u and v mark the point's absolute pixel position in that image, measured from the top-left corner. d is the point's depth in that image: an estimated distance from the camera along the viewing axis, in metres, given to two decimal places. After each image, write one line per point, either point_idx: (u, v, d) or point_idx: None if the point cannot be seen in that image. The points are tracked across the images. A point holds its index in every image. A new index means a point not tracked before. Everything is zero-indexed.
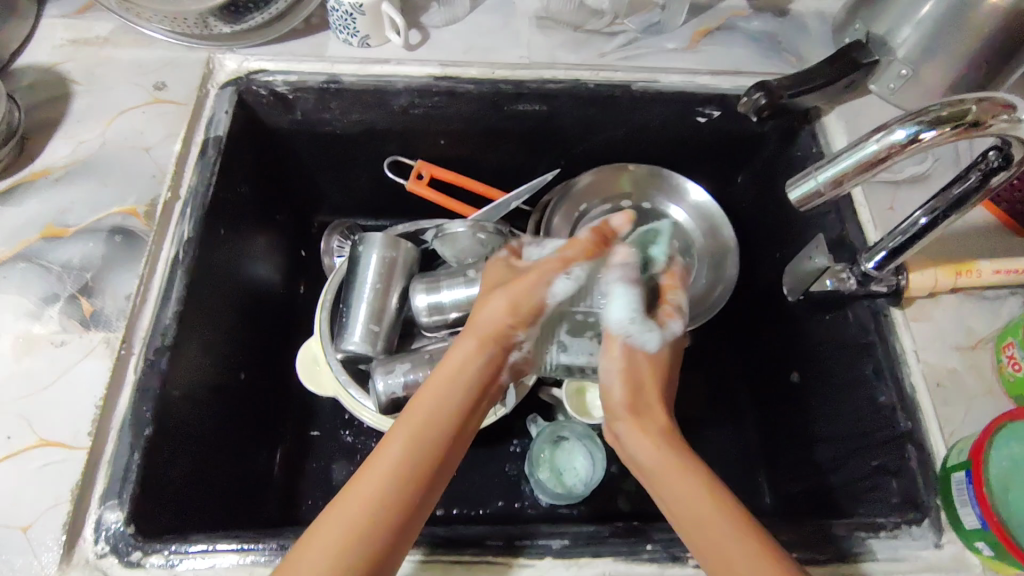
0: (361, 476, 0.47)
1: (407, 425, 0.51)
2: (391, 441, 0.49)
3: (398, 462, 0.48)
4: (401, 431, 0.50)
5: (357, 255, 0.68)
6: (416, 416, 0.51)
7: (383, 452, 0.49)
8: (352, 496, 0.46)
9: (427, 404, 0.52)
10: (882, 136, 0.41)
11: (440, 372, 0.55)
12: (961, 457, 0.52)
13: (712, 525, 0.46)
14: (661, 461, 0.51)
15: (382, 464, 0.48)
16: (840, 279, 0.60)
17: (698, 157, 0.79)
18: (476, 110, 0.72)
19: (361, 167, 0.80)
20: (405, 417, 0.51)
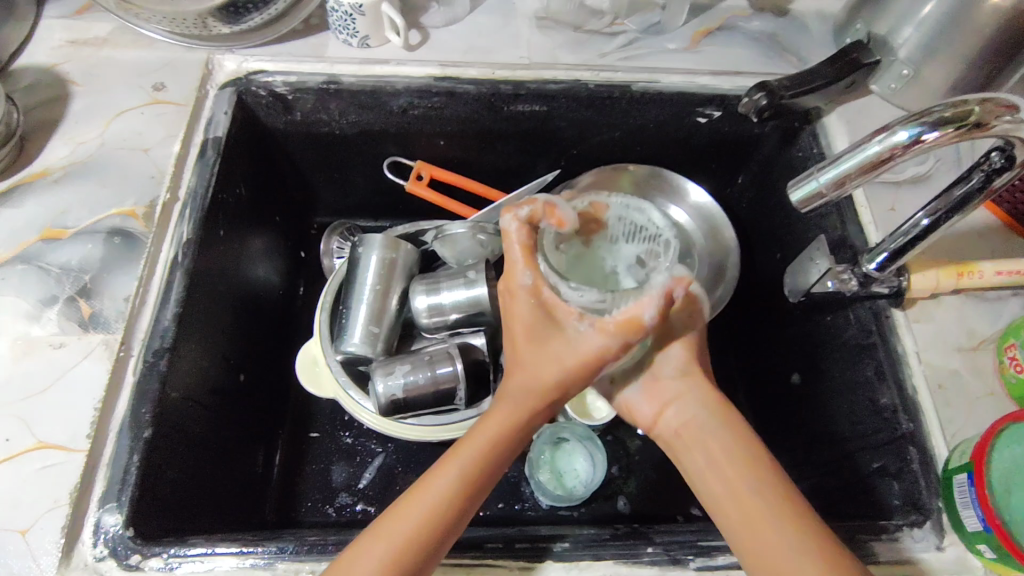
0: (412, 501, 0.44)
1: (457, 467, 0.45)
2: (447, 467, 0.45)
3: (451, 496, 0.44)
4: (449, 473, 0.45)
5: (357, 256, 0.68)
6: (474, 440, 0.46)
7: (435, 478, 0.45)
8: (399, 519, 0.43)
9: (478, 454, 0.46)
10: (885, 137, 0.41)
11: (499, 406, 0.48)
12: (964, 459, 0.51)
13: (780, 524, 0.43)
14: (728, 443, 0.48)
15: (434, 493, 0.44)
16: (842, 280, 0.60)
17: (699, 157, 0.79)
18: (475, 110, 0.72)
19: (361, 168, 0.80)
20: (461, 447, 0.46)
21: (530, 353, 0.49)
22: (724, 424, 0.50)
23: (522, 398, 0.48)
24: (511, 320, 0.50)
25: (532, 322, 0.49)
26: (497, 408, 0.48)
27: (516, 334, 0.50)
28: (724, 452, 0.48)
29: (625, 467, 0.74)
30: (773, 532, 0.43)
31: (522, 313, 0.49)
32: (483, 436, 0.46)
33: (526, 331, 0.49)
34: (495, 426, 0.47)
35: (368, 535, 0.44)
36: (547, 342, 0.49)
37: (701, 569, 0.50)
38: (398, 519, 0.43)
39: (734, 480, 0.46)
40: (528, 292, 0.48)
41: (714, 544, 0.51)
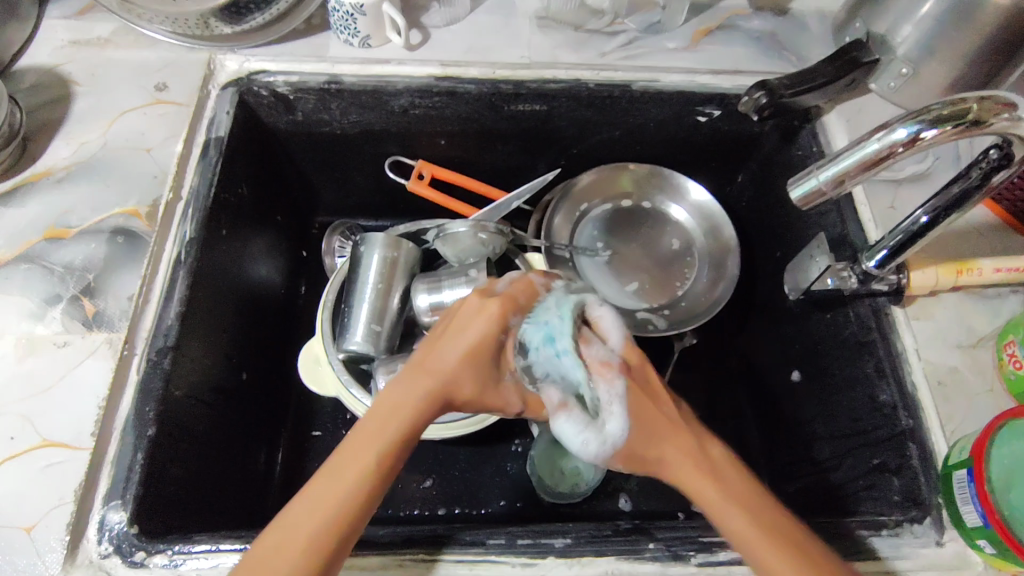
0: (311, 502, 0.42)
1: (360, 467, 0.43)
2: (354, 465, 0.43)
3: (350, 511, 0.42)
4: (353, 471, 0.43)
5: (359, 255, 0.68)
6: (368, 450, 0.44)
7: (326, 492, 0.42)
8: (287, 541, 0.41)
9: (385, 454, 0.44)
10: (884, 135, 0.41)
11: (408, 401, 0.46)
12: (963, 454, 0.52)
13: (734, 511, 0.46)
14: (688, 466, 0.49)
15: (324, 508, 0.41)
16: (842, 277, 0.60)
17: (699, 156, 0.79)
18: (476, 110, 0.72)
19: (362, 168, 0.80)
20: (366, 440, 0.44)
21: (444, 369, 0.48)
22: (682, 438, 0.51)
23: (428, 407, 0.46)
24: (450, 333, 0.50)
25: (482, 341, 0.49)
26: (392, 413, 0.45)
27: (448, 346, 0.49)
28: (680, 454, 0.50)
29: (626, 464, 0.74)
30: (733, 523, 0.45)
31: (474, 330, 0.50)
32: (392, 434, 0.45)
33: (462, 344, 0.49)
34: (396, 434, 0.44)
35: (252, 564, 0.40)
36: (477, 371, 0.49)
37: (702, 564, 0.50)
38: (281, 542, 0.41)
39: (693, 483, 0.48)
40: (498, 318, 0.51)
41: (715, 540, 0.51)
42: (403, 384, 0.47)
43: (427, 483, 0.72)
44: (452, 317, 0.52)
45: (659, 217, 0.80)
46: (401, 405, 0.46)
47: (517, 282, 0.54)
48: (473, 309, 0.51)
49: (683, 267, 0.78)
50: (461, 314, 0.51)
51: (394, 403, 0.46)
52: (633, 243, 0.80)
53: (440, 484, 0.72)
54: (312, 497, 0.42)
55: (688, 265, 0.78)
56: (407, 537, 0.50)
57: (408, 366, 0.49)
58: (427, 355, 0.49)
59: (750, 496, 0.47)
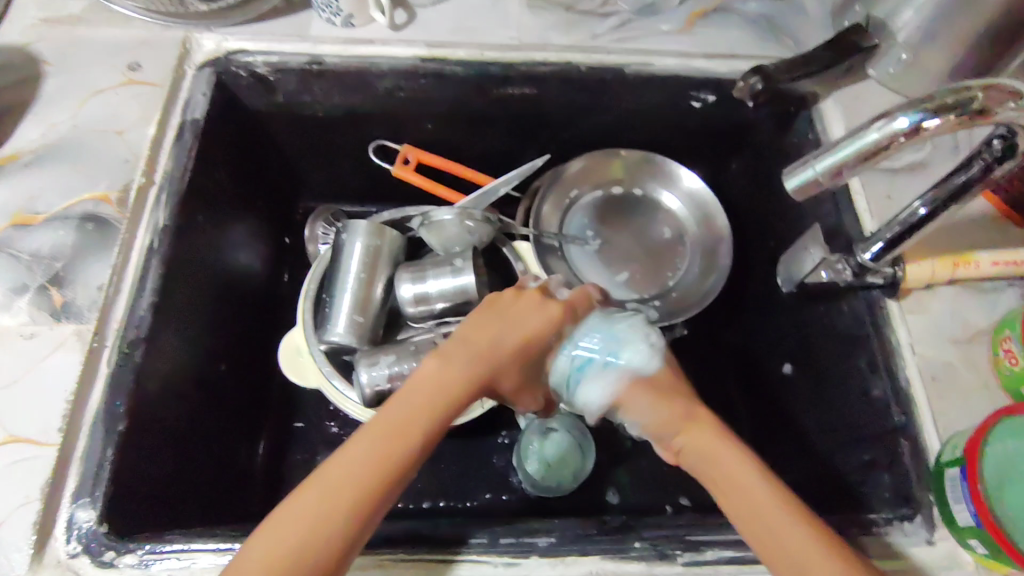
0: (359, 451, 0.41)
1: (421, 419, 0.43)
2: (411, 420, 0.43)
3: (401, 470, 0.42)
4: (416, 421, 0.43)
5: (341, 243, 0.66)
6: (424, 417, 0.44)
7: (379, 450, 0.42)
8: (337, 493, 0.40)
9: (438, 410, 0.44)
10: (885, 124, 0.39)
11: (459, 366, 0.46)
12: (956, 453, 0.51)
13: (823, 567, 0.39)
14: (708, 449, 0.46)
15: (378, 465, 0.41)
16: (836, 270, 0.59)
17: (693, 143, 0.77)
18: (463, 93, 0.70)
19: (346, 153, 0.78)
20: (416, 397, 0.44)
21: (493, 357, 0.48)
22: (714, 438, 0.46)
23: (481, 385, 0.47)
24: (507, 323, 0.50)
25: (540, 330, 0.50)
26: (441, 384, 0.45)
27: (504, 327, 0.49)
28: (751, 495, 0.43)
29: (615, 456, 0.74)
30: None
31: (533, 320, 0.50)
32: (444, 398, 0.45)
33: (522, 332, 0.49)
34: (446, 401, 0.45)
35: (296, 515, 0.39)
36: (522, 361, 0.50)
37: (688, 563, 0.49)
38: (318, 508, 0.39)
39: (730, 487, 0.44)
40: (558, 318, 0.51)
41: (702, 539, 0.50)
42: (449, 367, 0.46)
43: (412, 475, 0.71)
44: (506, 303, 0.51)
45: (650, 204, 0.78)
46: (449, 379, 0.46)
47: (574, 290, 0.55)
48: (533, 299, 0.51)
49: (675, 257, 0.77)
50: (516, 304, 0.51)
51: (444, 370, 0.46)
52: (624, 231, 0.78)
53: (426, 477, 0.71)
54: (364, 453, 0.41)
55: (680, 255, 0.77)
56: (387, 537, 0.49)
57: (450, 342, 0.48)
58: (479, 339, 0.48)
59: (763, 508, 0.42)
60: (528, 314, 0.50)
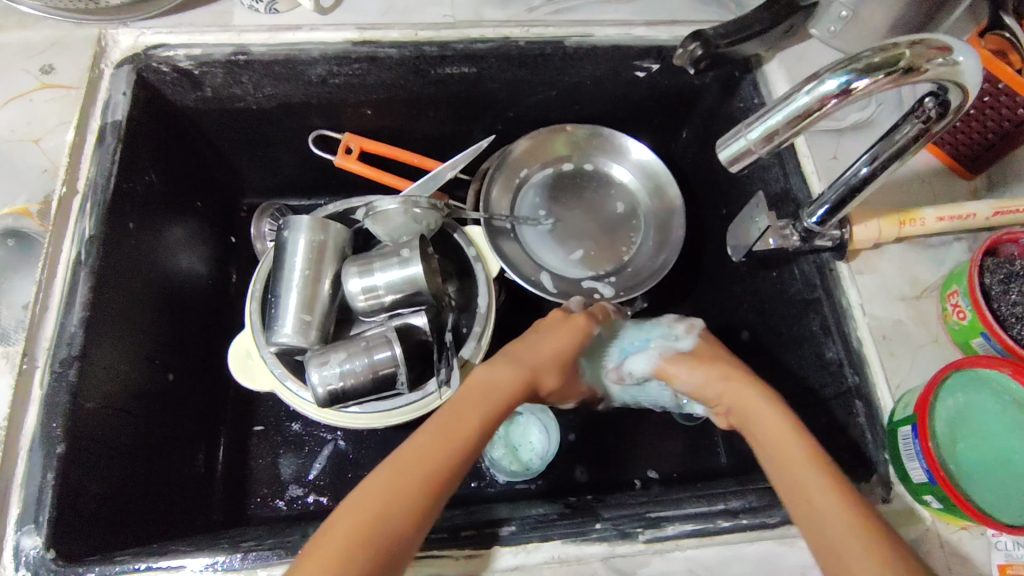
0: (420, 440, 0.46)
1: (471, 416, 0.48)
2: (463, 417, 0.48)
3: (452, 455, 0.45)
4: (465, 416, 0.48)
5: (283, 240, 0.64)
6: (473, 417, 0.48)
7: (433, 440, 0.46)
8: (401, 476, 0.43)
9: (488, 407, 0.50)
10: (814, 86, 0.38)
11: (503, 372, 0.53)
12: (908, 411, 0.51)
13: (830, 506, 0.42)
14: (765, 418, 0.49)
15: (436, 447, 0.45)
16: (784, 236, 0.57)
17: (640, 113, 0.76)
18: (398, 76, 0.68)
19: (285, 145, 0.76)
20: (461, 399, 0.50)
21: (530, 367, 0.55)
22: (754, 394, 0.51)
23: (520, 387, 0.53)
24: (539, 342, 0.57)
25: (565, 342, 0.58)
26: (484, 387, 0.51)
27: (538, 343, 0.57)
28: (781, 448, 0.46)
29: (582, 433, 0.74)
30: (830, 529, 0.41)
31: (559, 336, 0.58)
32: (495, 399, 0.50)
33: (553, 345, 0.57)
34: (491, 402, 0.50)
35: (364, 495, 0.42)
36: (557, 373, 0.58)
37: (650, 540, 0.48)
38: (386, 488, 0.43)
39: (775, 448, 0.47)
40: (580, 329, 0.60)
41: (663, 515, 0.50)
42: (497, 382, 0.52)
43: None
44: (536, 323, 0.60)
45: (603, 178, 0.77)
46: (491, 383, 0.51)
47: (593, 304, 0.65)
48: (559, 318, 0.61)
49: (629, 231, 0.76)
50: (535, 328, 0.59)
51: (490, 378, 0.52)
52: (577, 208, 0.77)
53: None
54: (421, 441, 0.45)
55: (634, 229, 0.76)
56: None
57: (498, 358, 0.55)
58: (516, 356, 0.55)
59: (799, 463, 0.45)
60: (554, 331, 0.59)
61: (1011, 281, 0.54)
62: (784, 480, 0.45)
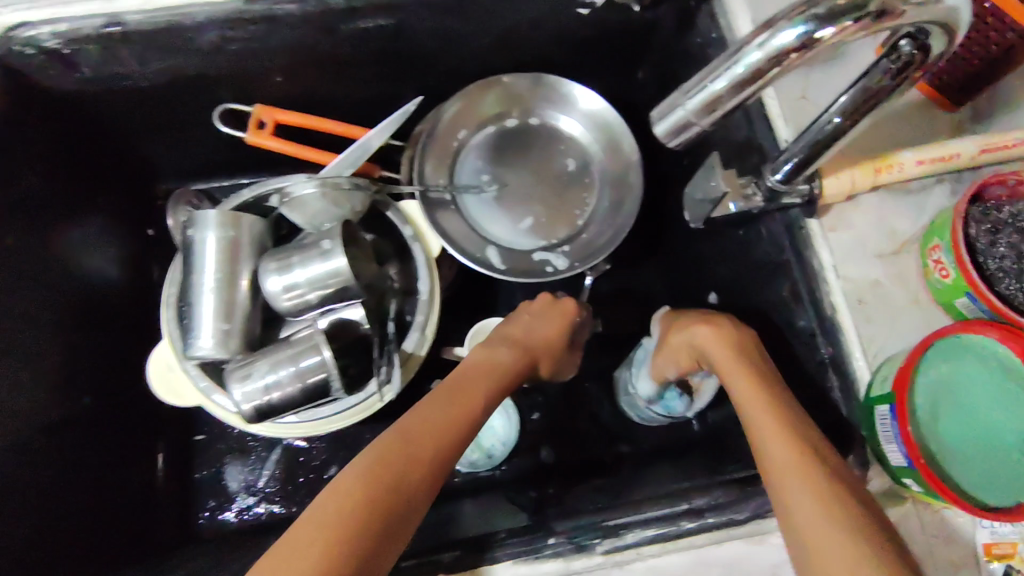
0: (425, 409, 0.48)
1: (472, 390, 0.52)
2: (464, 393, 0.51)
3: (456, 424, 0.48)
4: (467, 390, 0.51)
5: (189, 240, 0.56)
6: (473, 393, 0.51)
7: (437, 411, 0.48)
8: (406, 438, 0.45)
9: (485, 379, 0.53)
10: (766, 39, 0.31)
11: (496, 351, 0.57)
12: (886, 387, 0.47)
13: (774, 425, 0.45)
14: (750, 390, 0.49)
15: (441, 416, 0.48)
16: (747, 198, 0.51)
17: (589, 55, 0.67)
18: (304, 36, 0.59)
19: (191, 124, 0.67)
20: (462, 376, 0.53)
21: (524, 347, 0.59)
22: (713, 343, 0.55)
23: (515, 361, 0.57)
24: (532, 326, 0.62)
25: (547, 325, 0.62)
26: (484, 366, 0.55)
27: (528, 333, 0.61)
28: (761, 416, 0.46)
29: (547, 412, 0.69)
30: (775, 442, 0.44)
31: (546, 324, 0.62)
32: (490, 373, 0.54)
33: (540, 334, 0.61)
34: (491, 378, 0.54)
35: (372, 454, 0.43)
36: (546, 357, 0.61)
37: (608, 551, 0.45)
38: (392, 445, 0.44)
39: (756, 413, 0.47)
40: (565, 313, 0.64)
41: (621, 522, 0.46)
42: (500, 359, 0.56)
43: (331, 471, 0.67)
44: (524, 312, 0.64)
45: (548, 133, 0.70)
46: (490, 362, 0.56)
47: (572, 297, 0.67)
48: (542, 305, 0.64)
49: (582, 190, 0.69)
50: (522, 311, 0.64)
51: (486, 356, 0.56)
52: (523, 168, 0.69)
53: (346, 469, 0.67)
54: (425, 412, 0.48)
55: (587, 188, 0.69)
56: None
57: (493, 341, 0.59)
58: (514, 338, 0.60)
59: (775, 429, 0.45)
60: (541, 320, 0.63)
61: (999, 229, 0.48)
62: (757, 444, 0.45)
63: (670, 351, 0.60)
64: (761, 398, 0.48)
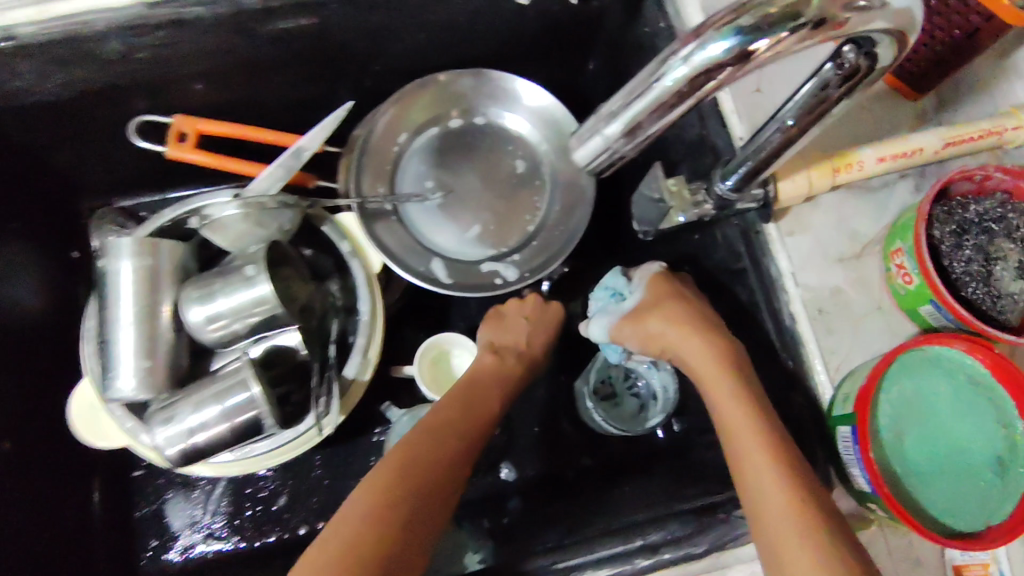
0: (405, 467, 0.47)
1: (452, 440, 0.51)
2: (444, 446, 0.51)
3: (437, 483, 0.48)
4: (447, 442, 0.51)
5: (102, 271, 0.52)
6: (453, 443, 0.51)
7: (418, 469, 0.48)
8: (388, 504, 0.44)
9: (463, 425, 0.53)
10: (690, 53, 0.27)
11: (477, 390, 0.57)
12: (846, 408, 0.44)
13: (755, 450, 0.45)
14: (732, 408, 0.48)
15: (421, 475, 0.47)
16: (697, 206, 0.47)
17: (535, 47, 0.62)
18: (218, 39, 0.53)
19: (107, 139, 0.62)
20: (440, 423, 0.53)
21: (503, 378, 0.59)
22: (687, 331, 0.55)
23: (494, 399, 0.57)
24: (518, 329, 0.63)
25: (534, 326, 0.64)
26: (464, 410, 0.55)
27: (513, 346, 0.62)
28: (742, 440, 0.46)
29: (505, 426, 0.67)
30: (756, 470, 0.44)
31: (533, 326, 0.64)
32: (469, 418, 0.54)
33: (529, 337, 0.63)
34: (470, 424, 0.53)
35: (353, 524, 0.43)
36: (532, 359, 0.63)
37: None
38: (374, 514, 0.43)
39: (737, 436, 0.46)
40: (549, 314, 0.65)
41: None
42: (483, 396, 0.57)
43: (280, 501, 0.64)
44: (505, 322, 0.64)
45: (494, 133, 0.66)
46: (471, 404, 0.55)
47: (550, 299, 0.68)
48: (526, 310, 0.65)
49: (533, 192, 0.65)
50: (514, 312, 0.65)
51: (465, 396, 0.56)
52: (468, 170, 0.65)
53: (296, 498, 0.64)
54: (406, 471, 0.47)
55: (538, 189, 0.65)
56: None
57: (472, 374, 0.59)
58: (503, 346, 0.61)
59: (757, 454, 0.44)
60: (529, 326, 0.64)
61: (965, 230, 0.45)
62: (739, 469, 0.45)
63: (635, 321, 0.59)
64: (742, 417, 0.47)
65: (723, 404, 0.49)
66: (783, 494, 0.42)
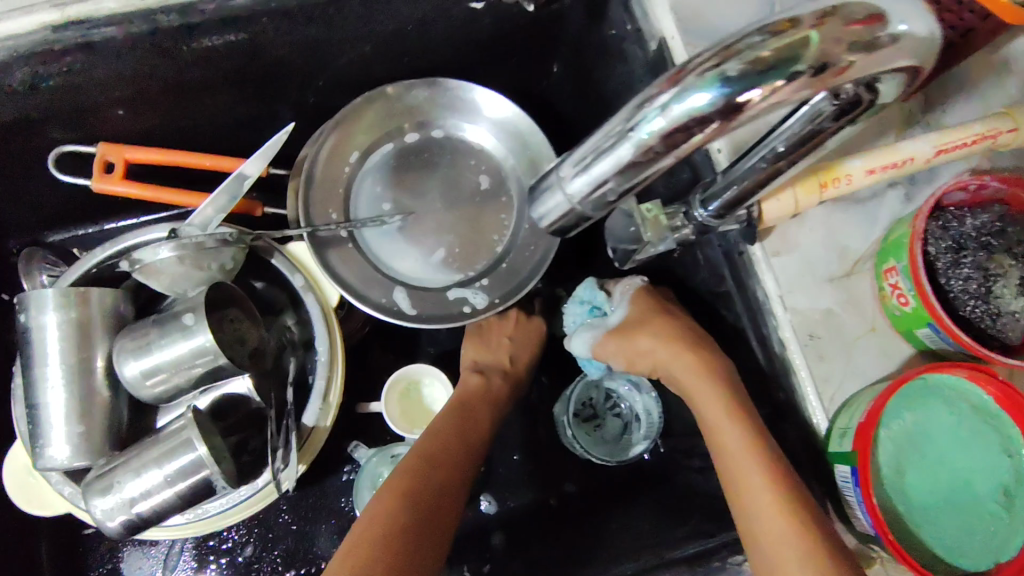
0: (403, 484, 0.46)
1: (452, 455, 0.50)
2: (444, 459, 0.49)
3: (439, 501, 0.46)
4: (447, 457, 0.49)
5: (22, 328, 0.46)
6: (453, 459, 0.49)
7: (419, 485, 0.46)
8: (389, 523, 0.42)
9: (460, 439, 0.51)
10: (664, 104, 0.26)
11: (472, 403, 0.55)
12: (845, 446, 0.41)
13: (761, 484, 0.41)
14: (733, 436, 0.44)
15: (421, 491, 0.46)
16: (676, 229, 0.43)
17: (494, 51, 0.57)
18: (138, 61, 0.47)
19: (26, 174, 0.56)
20: (437, 436, 0.51)
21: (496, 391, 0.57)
22: (676, 347, 0.52)
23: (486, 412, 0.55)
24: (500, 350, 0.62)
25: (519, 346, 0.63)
26: (462, 424, 0.53)
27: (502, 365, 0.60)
28: (747, 472, 0.42)
29: None
30: (766, 507, 0.40)
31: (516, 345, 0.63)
32: (463, 430, 0.52)
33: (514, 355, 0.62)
34: (468, 438, 0.52)
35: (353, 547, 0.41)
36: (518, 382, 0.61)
37: None
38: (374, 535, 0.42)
39: (741, 466, 0.43)
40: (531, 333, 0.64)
41: None
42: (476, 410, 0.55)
43: (246, 551, 0.60)
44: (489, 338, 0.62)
45: (454, 146, 0.62)
46: (466, 418, 0.53)
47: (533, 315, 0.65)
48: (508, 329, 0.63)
49: (500, 208, 0.61)
50: (496, 333, 0.63)
51: (461, 408, 0.54)
52: (429, 188, 0.61)
53: (264, 547, 0.60)
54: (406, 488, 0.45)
55: (505, 205, 0.61)
56: None
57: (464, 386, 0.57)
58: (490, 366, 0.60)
59: (764, 488, 0.41)
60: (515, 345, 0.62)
61: (963, 246, 0.42)
62: (747, 505, 0.42)
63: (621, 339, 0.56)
64: (746, 447, 0.43)
65: (722, 432, 0.45)
66: (796, 533, 0.39)
